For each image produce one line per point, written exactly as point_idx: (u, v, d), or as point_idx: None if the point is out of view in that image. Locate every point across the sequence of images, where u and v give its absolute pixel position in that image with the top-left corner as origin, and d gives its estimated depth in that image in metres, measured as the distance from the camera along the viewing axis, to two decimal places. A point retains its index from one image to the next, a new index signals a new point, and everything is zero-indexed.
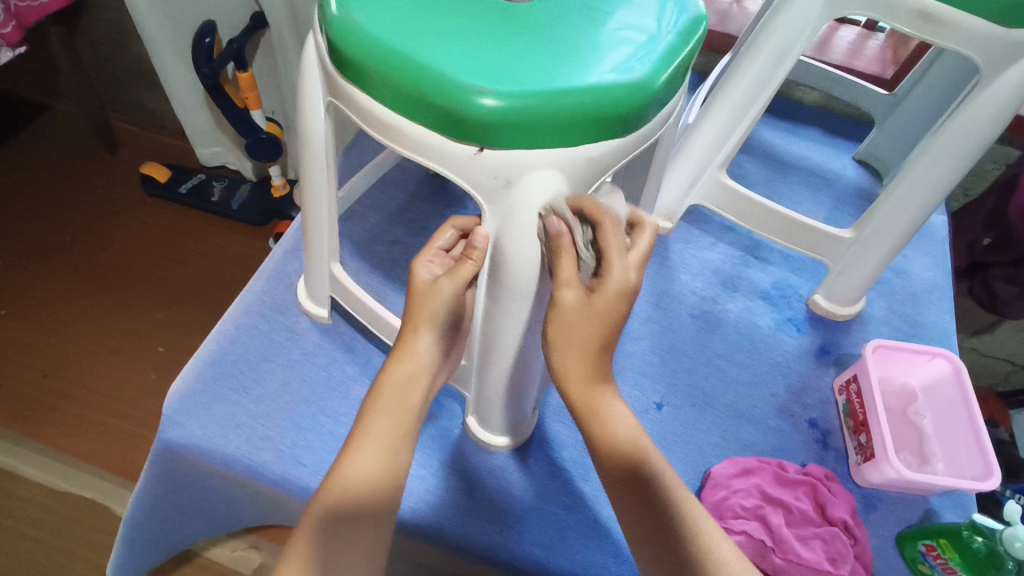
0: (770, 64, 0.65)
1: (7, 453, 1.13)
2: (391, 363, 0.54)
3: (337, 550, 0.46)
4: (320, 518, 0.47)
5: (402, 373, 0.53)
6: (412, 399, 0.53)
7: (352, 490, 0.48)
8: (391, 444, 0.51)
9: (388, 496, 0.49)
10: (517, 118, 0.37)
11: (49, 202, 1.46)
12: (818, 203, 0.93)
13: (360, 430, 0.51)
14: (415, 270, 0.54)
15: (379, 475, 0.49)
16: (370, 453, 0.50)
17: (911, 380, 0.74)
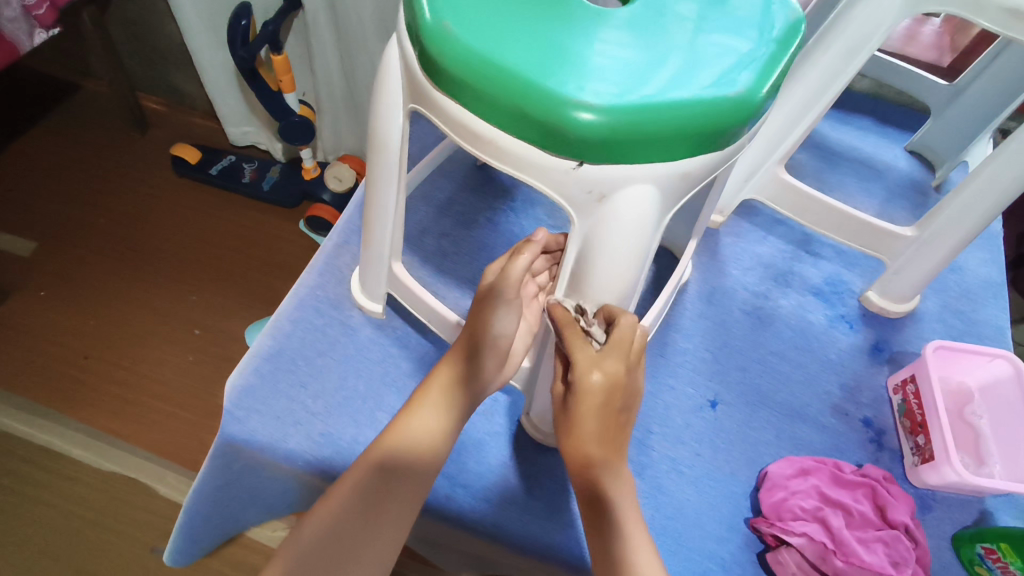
0: (841, 60, 0.63)
1: (54, 433, 1.15)
2: (439, 366, 0.58)
3: (372, 502, 0.51)
4: (360, 478, 0.52)
5: (450, 378, 0.57)
6: (456, 403, 0.56)
7: (391, 454, 0.52)
8: (434, 422, 0.55)
9: (427, 463, 0.53)
10: (618, 133, 0.36)
11: (82, 182, 1.46)
12: (869, 194, 0.91)
13: (407, 410, 0.56)
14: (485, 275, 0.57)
15: (422, 443, 0.53)
16: (415, 431, 0.54)
17: (968, 380, 0.73)
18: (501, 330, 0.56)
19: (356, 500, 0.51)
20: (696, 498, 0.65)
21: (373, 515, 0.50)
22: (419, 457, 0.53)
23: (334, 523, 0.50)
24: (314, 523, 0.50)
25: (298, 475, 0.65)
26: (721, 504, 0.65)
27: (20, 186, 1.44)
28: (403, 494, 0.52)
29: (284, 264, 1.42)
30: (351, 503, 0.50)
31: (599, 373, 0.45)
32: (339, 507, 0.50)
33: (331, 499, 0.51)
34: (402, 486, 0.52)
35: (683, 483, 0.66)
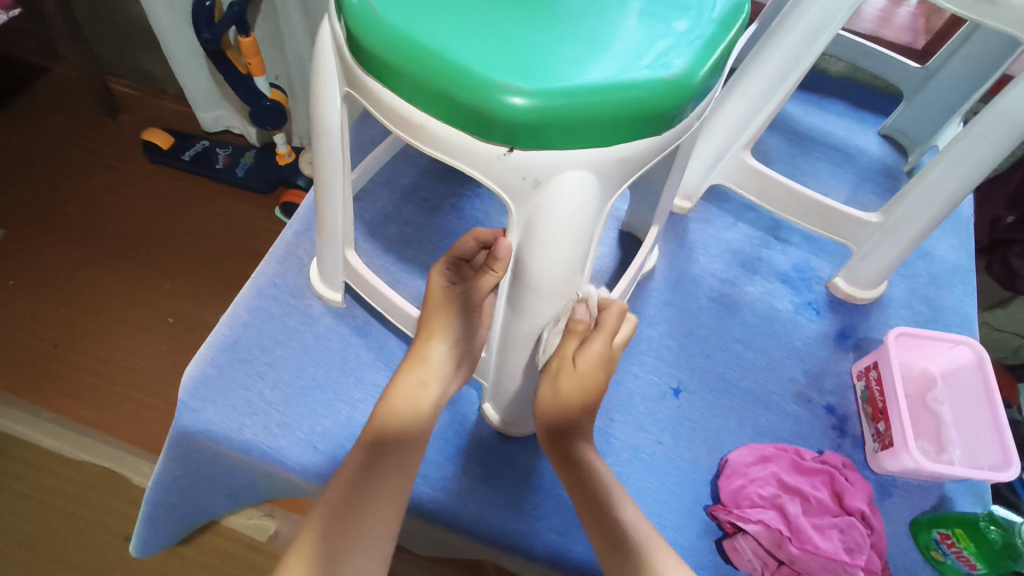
0: (803, 42, 0.62)
1: (23, 422, 1.14)
2: (404, 368, 0.58)
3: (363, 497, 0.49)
4: (356, 462, 0.51)
5: (414, 379, 0.57)
6: (424, 401, 0.56)
7: (380, 438, 0.53)
8: (410, 410, 0.55)
9: (413, 441, 0.54)
10: (549, 118, 0.35)
11: (51, 168, 1.44)
12: (840, 179, 0.90)
13: (383, 402, 0.56)
14: (432, 277, 0.59)
15: (404, 424, 0.54)
16: (396, 418, 0.54)
17: (932, 366, 0.74)
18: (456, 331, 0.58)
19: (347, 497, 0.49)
20: (657, 485, 0.65)
21: (367, 504, 0.49)
22: (408, 441, 0.54)
23: (339, 510, 0.49)
24: (322, 515, 0.49)
25: (256, 466, 0.65)
26: (682, 492, 0.65)
27: None
28: (397, 474, 0.52)
29: (259, 251, 1.40)
30: (352, 487, 0.50)
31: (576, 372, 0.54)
32: (341, 492, 0.50)
33: (334, 488, 0.50)
34: (395, 464, 0.52)
35: (645, 472, 0.66)
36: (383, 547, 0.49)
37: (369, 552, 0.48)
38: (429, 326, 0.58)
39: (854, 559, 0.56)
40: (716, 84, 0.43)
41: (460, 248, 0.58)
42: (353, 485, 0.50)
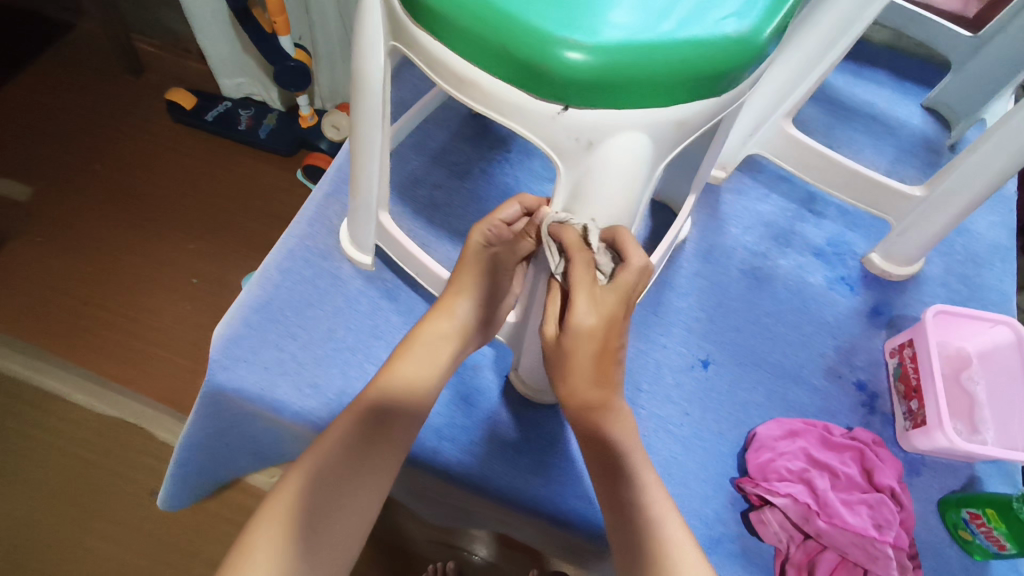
0: (857, 5, 0.59)
1: (53, 377, 1.16)
2: (428, 317, 0.58)
3: (355, 461, 0.49)
4: (350, 424, 0.51)
5: (437, 330, 0.57)
6: (443, 355, 0.56)
7: (386, 398, 0.52)
8: (421, 370, 0.55)
9: (417, 408, 0.54)
10: (607, 75, 0.34)
11: (76, 125, 1.43)
12: (880, 153, 0.88)
13: (393, 360, 0.55)
14: (471, 234, 0.56)
15: (411, 386, 0.54)
16: (403, 379, 0.54)
17: (967, 345, 0.72)
18: (477, 290, 0.57)
19: (341, 456, 0.49)
20: (684, 456, 0.65)
21: (357, 467, 0.49)
22: (412, 400, 0.53)
23: (336, 465, 0.49)
24: (313, 467, 0.48)
25: (287, 427, 0.65)
26: (709, 464, 0.65)
27: (14, 128, 1.42)
28: (395, 436, 0.52)
29: (281, 213, 1.40)
30: (351, 446, 0.50)
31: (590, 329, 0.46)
32: (340, 449, 0.49)
33: (330, 441, 0.50)
34: (392, 429, 0.52)
35: (672, 442, 0.65)
36: (369, 506, 0.49)
37: (351, 509, 0.48)
38: (457, 282, 0.57)
39: (883, 535, 0.56)
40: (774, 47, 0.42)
41: (503, 212, 0.55)
42: (351, 443, 0.50)
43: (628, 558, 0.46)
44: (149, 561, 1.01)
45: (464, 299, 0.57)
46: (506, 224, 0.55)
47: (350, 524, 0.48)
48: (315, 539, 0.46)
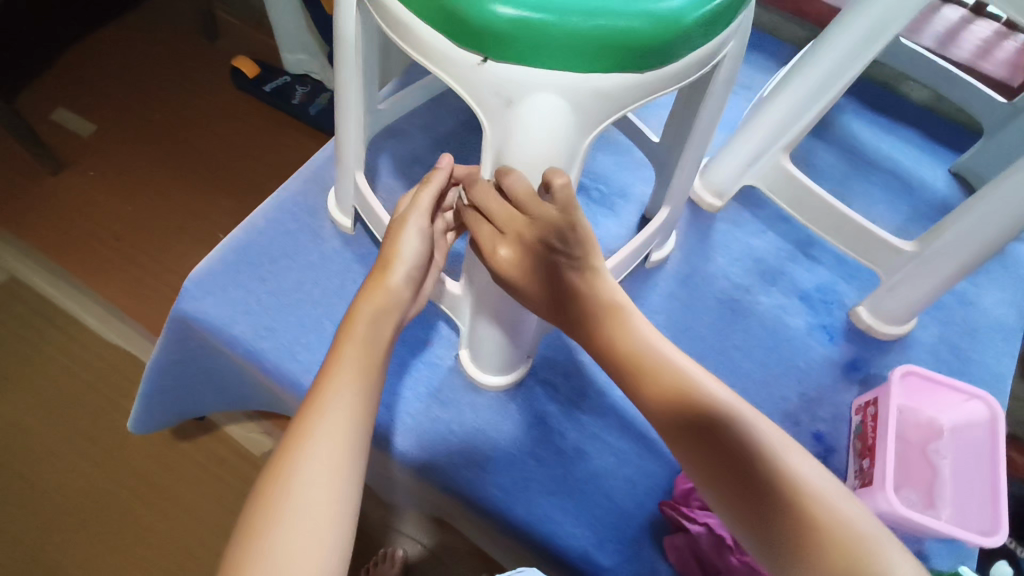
0: (861, 44, 0.58)
1: (76, 301, 1.23)
2: (363, 292, 0.54)
3: (321, 468, 0.42)
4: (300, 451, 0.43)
5: (378, 303, 0.53)
6: (385, 329, 0.53)
7: (334, 398, 0.46)
8: (365, 362, 0.50)
9: (359, 416, 0.47)
10: (526, 30, 0.36)
11: (147, 76, 1.53)
12: (893, 209, 0.85)
13: (335, 360, 0.49)
14: (398, 204, 0.57)
15: (347, 401, 0.47)
16: (353, 376, 0.48)
17: (942, 417, 0.68)
18: (413, 255, 0.55)
19: (306, 477, 0.42)
20: (616, 466, 0.65)
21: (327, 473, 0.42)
22: (362, 394, 0.48)
23: (303, 484, 0.42)
24: (277, 492, 0.41)
25: (240, 360, 0.69)
26: (639, 480, 0.65)
27: (91, 70, 1.51)
28: (350, 432, 0.45)
29: None
30: (308, 458, 0.43)
31: (509, 247, 0.51)
32: (300, 465, 0.42)
33: (288, 461, 0.43)
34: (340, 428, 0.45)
35: (604, 451, 0.66)
36: (347, 516, 0.42)
37: (325, 526, 0.40)
38: (393, 249, 0.55)
39: None
40: (716, 39, 0.43)
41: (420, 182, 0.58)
42: (310, 463, 0.43)
43: (754, 512, 0.41)
44: (121, 487, 1.06)
45: (400, 264, 0.55)
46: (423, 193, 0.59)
47: (329, 542, 0.40)
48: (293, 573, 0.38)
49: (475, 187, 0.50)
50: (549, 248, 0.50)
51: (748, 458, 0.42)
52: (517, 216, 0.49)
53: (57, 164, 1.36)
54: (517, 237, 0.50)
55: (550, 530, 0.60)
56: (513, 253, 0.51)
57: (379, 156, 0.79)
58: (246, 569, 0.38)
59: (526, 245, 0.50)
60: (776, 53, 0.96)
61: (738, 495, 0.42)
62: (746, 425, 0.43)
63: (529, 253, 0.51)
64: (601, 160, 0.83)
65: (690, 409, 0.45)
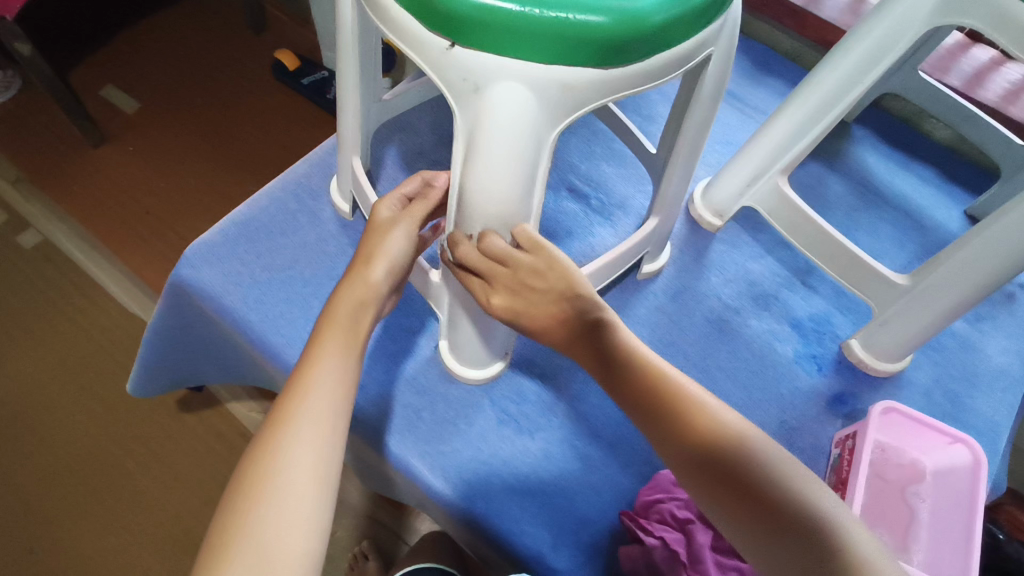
0: (858, 66, 0.60)
1: (101, 267, 1.27)
2: (344, 285, 0.54)
3: (302, 450, 0.43)
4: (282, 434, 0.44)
5: (355, 297, 0.53)
6: (362, 323, 0.52)
7: (317, 381, 0.47)
8: (347, 347, 0.50)
9: (341, 400, 0.47)
10: (489, 18, 0.39)
11: (194, 60, 1.58)
12: (901, 247, 0.83)
13: (317, 346, 0.50)
14: (377, 207, 0.57)
15: (331, 385, 0.47)
16: (335, 361, 0.49)
17: (925, 459, 0.66)
18: (398, 253, 0.55)
19: (287, 458, 0.42)
20: (581, 473, 0.65)
21: (307, 454, 0.43)
22: (345, 376, 0.48)
23: (283, 463, 0.42)
24: (259, 469, 0.42)
25: (229, 330, 0.71)
26: (603, 489, 0.64)
27: (141, 50, 1.57)
28: (331, 413, 0.46)
29: None
30: (290, 437, 0.43)
31: (501, 295, 0.50)
32: (281, 444, 0.43)
33: (270, 441, 0.43)
34: (321, 411, 0.45)
35: (570, 456, 0.66)
36: (327, 490, 0.43)
37: (303, 501, 0.41)
38: (377, 246, 0.55)
39: None
40: (687, 45, 0.44)
41: (404, 186, 0.58)
42: (293, 445, 0.43)
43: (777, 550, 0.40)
44: (120, 449, 1.09)
45: (384, 259, 0.54)
46: (404, 198, 0.59)
47: (308, 516, 0.41)
48: (272, 545, 0.39)
49: (461, 249, 0.48)
50: (537, 289, 0.50)
51: (766, 494, 0.41)
52: (503, 272, 0.48)
53: (100, 137, 1.41)
54: (504, 288, 0.50)
55: (507, 527, 0.60)
56: (506, 300, 0.51)
57: (386, 148, 0.81)
58: (229, 543, 0.39)
59: (516, 292, 0.50)
60: (794, 81, 0.96)
61: (760, 531, 0.40)
62: (761, 458, 0.43)
63: (518, 298, 0.50)
64: (605, 171, 0.84)
65: (706, 443, 0.44)
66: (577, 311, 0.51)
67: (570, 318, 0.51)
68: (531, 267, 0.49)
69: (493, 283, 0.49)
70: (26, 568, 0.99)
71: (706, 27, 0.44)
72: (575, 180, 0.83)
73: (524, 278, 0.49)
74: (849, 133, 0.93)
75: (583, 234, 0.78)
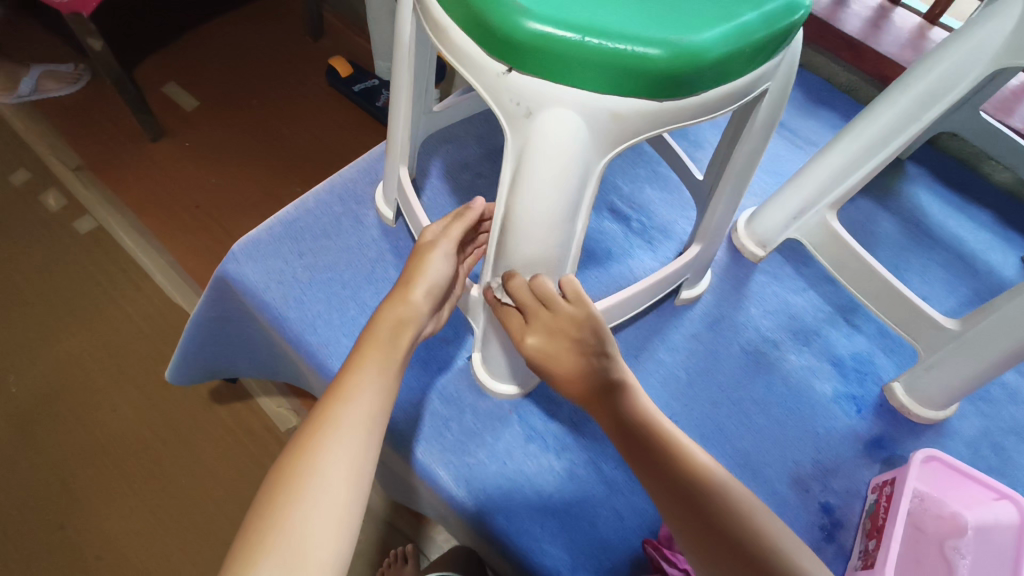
0: (918, 105, 0.58)
1: (149, 256, 1.31)
2: (385, 305, 0.54)
3: (333, 458, 0.42)
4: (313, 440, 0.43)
5: (396, 316, 0.53)
6: (402, 340, 0.52)
7: (358, 390, 0.47)
8: (386, 361, 0.50)
9: (377, 411, 0.47)
10: (546, 46, 0.38)
11: (252, 62, 1.63)
12: (951, 289, 0.80)
13: (359, 358, 0.50)
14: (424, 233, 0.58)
15: (368, 396, 0.47)
16: (376, 374, 0.49)
17: (967, 514, 0.63)
18: (438, 277, 0.55)
19: (318, 464, 0.42)
20: (604, 497, 0.64)
21: (338, 461, 0.42)
22: (385, 389, 0.48)
23: (315, 469, 0.42)
24: (296, 474, 0.41)
25: (268, 326, 0.72)
26: (626, 514, 0.63)
27: (204, 51, 1.63)
28: (368, 424, 0.46)
29: None
30: (329, 443, 0.43)
31: (537, 335, 0.52)
32: (320, 449, 0.43)
33: (309, 442, 0.43)
34: (357, 420, 0.45)
35: (595, 479, 0.65)
36: (360, 499, 0.42)
37: (335, 509, 0.41)
38: (418, 268, 0.55)
39: None
40: (742, 80, 0.43)
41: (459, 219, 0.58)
42: (324, 452, 0.42)
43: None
44: (152, 435, 1.12)
45: (424, 282, 0.55)
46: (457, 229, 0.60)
47: (339, 524, 0.40)
48: (304, 552, 0.38)
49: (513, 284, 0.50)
50: (570, 337, 0.53)
51: (750, 544, 0.43)
52: (545, 313, 0.50)
53: (158, 132, 1.46)
54: (540, 333, 0.52)
55: (526, 546, 0.60)
56: (540, 341, 0.53)
57: (432, 158, 0.83)
58: (257, 544, 0.38)
59: (545, 338, 0.52)
60: (849, 115, 0.94)
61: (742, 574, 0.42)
62: (742, 507, 0.45)
63: (547, 345, 0.53)
64: (648, 194, 0.83)
65: (688, 475, 0.47)
66: (601, 368, 0.52)
67: (592, 373, 0.53)
68: (571, 317, 0.52)
69: (531, 323, 0.52)
70: (53, 543, 1.02)
71: (764, 62, 0.44)
72: (618, 201, 0.82)
73: (558, 326, 0.52)
74: (901, 171, 0.91)
75: (623, 256, 0.77)
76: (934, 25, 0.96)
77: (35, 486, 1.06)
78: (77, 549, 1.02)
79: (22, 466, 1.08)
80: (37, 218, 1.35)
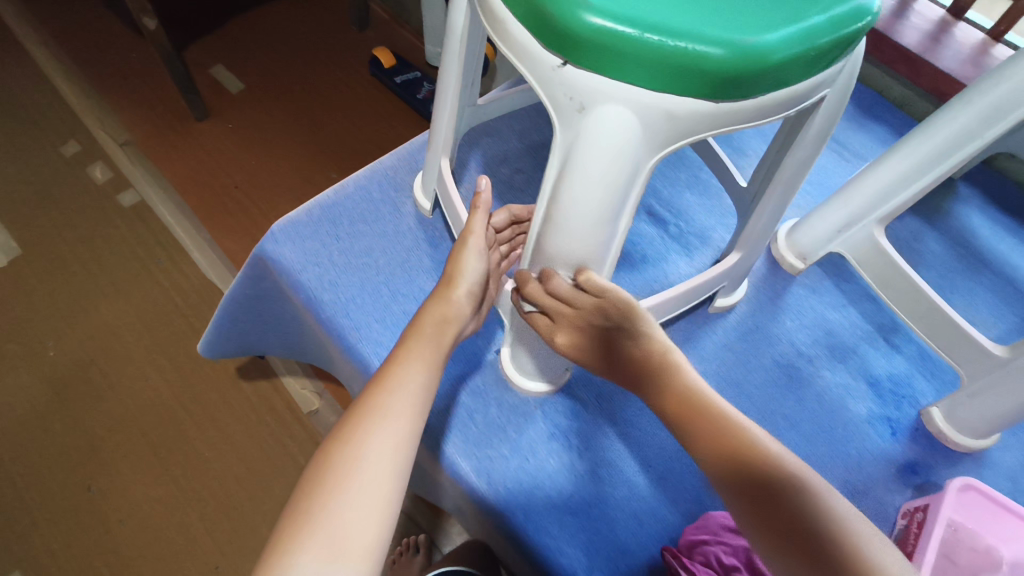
0: (979, 121, 0.56)
1: (187, 232, 1.34)
2: (428, 301, 0.55)
3: (375, 445, 0.43)
4: (358, 426, 0.44)
5: (438, 312, 0.54)
6: (445, 336, 0.53)
7: (404, 381, 0.47)
8: (429, 355, 0.50)
9: (421, 403, 0.47)
10: (604, 39, 0.38)
11: (298, 50, 1.65)
12: (1000, 316, 0.77)
13: (402, 349, 0.50)
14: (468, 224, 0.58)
15: (412, 387, 0.47)
16: (419, 365, 0.49)
17: (1003, 549, 0.60)
18: (475, 274, 0.56)
19: (359, 448, 0.42)
20: (626, 500, 0.63)
21: (381, 448, 0.43)
22: (426, 378, 0.48)
23: (357, 454, 0.42)
24: (340, 458, 0.42)
25: (301, 306, 0.73)
26: (646, 520, 0.62)
27: (252, 36, 1.66)
28: (412, 417, 0.46)
29: None
30: (371, 430, 0.43)
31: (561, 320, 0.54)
32: (365, 437, 0.43)
33: (356, 427, 0.44)
34: (400, 410, 0.45)
35: (617, 481, 0.64)
36: (398, 488, 0.42)
37: (377, 494, 0.41)
38: (455, 265, 0.56)
39: None
40: (800, 85, 0.42)
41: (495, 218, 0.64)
42: (368, 439, 0.43)
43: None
44: (179, 406, 1.14)
45: (464, 280, 0.55)
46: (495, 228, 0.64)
47: (380, 509, 0.40)
48: (345, 535, 0.38)
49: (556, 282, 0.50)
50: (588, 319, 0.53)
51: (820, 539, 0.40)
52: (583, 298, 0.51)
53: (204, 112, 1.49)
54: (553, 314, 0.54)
55: (543, 541, 0.59)
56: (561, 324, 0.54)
57: (473, 151, 0.83)
58: (298, 524, 0.39)
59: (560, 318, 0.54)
60: (900, 130, 0.92)
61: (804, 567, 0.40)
62: (814, 497, 0.42)
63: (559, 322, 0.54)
64: (687, 199, 0.82)
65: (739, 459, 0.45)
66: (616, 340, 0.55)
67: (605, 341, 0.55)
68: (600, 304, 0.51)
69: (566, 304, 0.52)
70: (78, 504, 1.05)
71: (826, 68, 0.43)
72: (656, 205, 0.81)
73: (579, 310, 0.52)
74: (952, 191, 0.88)
75: (658, 259, 0.76)
76: (998, 42, 0.93)
77: (64, 446, 1.09)
78: (101, 511, 1.04)
79: (55, 428, 1.11)
80: (81, 188, 1.39)
